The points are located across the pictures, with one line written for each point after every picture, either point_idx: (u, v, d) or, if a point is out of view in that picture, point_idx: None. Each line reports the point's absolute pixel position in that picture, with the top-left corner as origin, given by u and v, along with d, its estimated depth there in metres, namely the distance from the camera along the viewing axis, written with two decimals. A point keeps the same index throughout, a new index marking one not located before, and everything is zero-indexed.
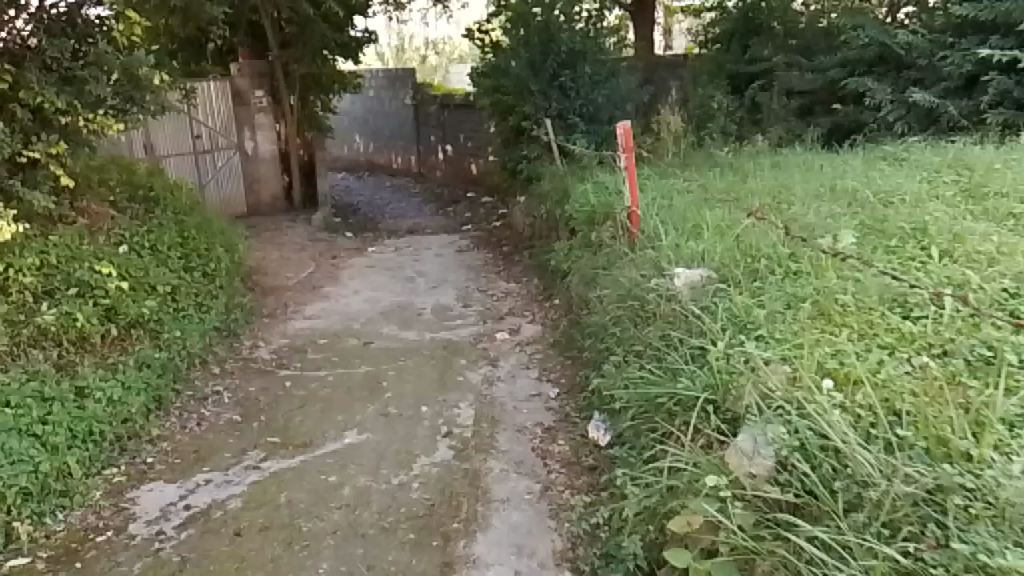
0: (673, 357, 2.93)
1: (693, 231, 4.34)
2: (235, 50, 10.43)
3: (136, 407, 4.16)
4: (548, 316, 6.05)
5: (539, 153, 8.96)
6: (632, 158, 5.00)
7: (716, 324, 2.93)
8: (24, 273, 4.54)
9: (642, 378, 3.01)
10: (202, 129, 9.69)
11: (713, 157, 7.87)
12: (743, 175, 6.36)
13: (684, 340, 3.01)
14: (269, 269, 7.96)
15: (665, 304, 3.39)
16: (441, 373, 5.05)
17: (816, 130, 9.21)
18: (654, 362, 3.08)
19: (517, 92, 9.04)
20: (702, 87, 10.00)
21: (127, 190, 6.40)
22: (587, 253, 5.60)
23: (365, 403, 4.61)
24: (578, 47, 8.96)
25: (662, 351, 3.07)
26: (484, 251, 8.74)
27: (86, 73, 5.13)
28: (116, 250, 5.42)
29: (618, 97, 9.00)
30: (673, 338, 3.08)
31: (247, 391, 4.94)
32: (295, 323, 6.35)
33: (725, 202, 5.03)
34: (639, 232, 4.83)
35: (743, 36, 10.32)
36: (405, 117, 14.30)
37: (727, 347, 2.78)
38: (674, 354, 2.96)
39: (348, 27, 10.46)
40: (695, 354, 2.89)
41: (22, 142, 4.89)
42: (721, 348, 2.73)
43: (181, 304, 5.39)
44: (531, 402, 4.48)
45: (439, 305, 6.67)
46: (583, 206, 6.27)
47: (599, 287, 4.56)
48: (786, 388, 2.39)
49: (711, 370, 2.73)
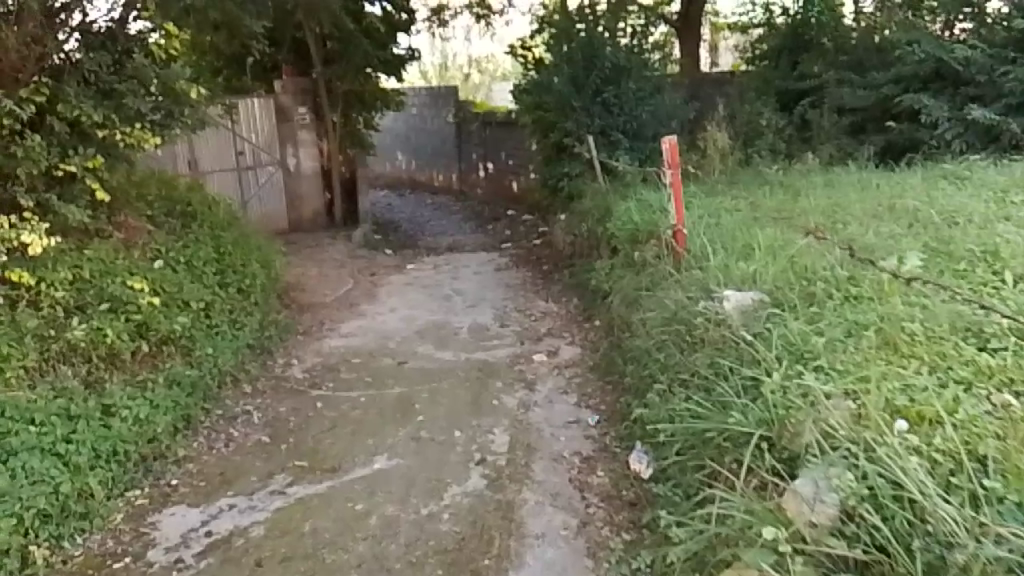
0: (723, 388, 2.71)
1: (743, 251, 4.12)
2: (279, 67, 10.47)
3: (163, 426, 4.06)
4: (588, 338, 5.85)
5: (581, 170, 8.78)
6: (678, 174, 4.79)
7: (770, 353, 2.70)
8: (56, 288, 4.48)
9: (689, 411, 2.79)
10: (245, 146, 9.71)
11: (762, 176, 7.62)
12: (794, 194, 6.11)
13: (734, 370, 2.79)
14: (306, 285, 7.88)
15: (713, 330, 3.18)
16: (475, 396, 4.87)
17: (869, 148, 8.90)
18: (702, 393, 2.86)
19: (559, 108, 8.89)
20: (749, 104, 9.75)
21: (165, 205, 6.38)
22: (629, 273, 5.40)
23: (397, 426, 4.45)
24: (622, 63, 8.80)
25: (710, 381, 2.85)
26: (523, 269, 8.57)
27: (125, 87, 5.13)
28: (151, 264, 5.38)
29: (662, 114, 8.81)
30: (722, 367, 2.86)
31: (278, 411, 4.82)
32: (329, 341, 6.23)
33: (776, 222, 4.80)
34: (684, 251, 4.62)
35: (792, 52, 10.06)
36: (447, 134, 14.26)
37: (783, 379, 2.55)
38: (724, 385, 2.74)
39: (391, 44, 10.44)
40: (746, 385, 2.67)
41: (59, 156, 4.87)
42: (776, 381, 2.51)
43: (214, 320, 5.33)
44: (568, 429, 4.29)
45: (475, 324, 6.50)
46: (625, 224, 6.07)
47: (643, 309, 4.35)
48: (852, 427, 2.17)
49: (765, 404, 2.50)
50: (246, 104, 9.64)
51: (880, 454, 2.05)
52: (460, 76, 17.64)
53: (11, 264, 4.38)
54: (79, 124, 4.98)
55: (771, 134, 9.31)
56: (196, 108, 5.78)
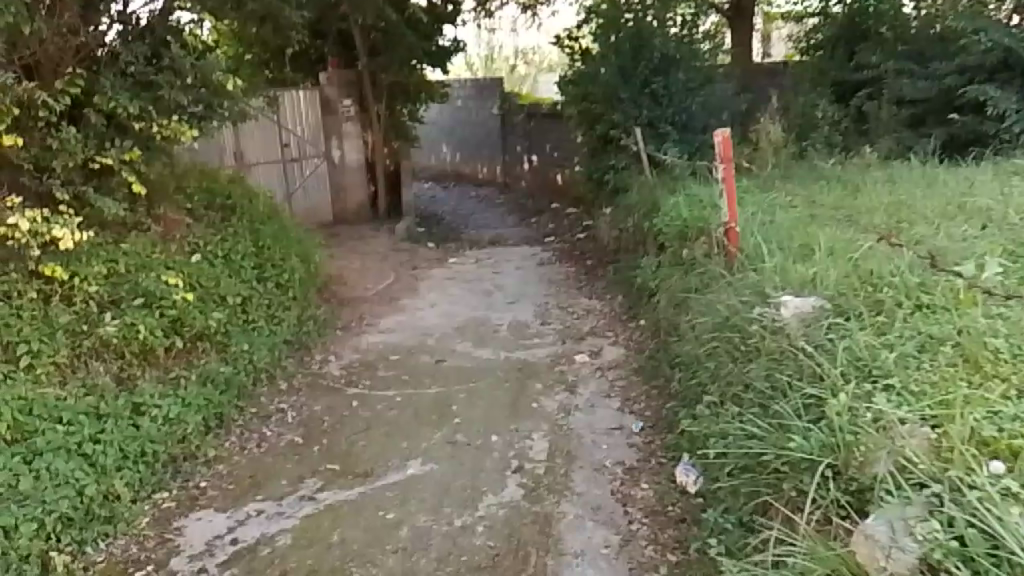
0: (781, 406, 2.47)
1: (801, 252, 3.87)
2: (325, 59, 10.41)
3: (194, 425, 3.97)
4: (632, 338, 5.63)
5: (628, 163, 8.53)
6: (731, 170, 4.56)
7: (835, 369, 2.46)
8: (90, 283, 4.41)
9: (744, 430, 2.57)
10: (290, 137, 9.63)
11: (818, 170, 7.29)
12: (852, 190, 5.80)
13: (795, 386, 2.57)
14: (347, 279, 7.79)
15: (769, 339, 2.95)
16: (514, 398, 4.69)
17: (931, 142, 8.48)
18: (757, 410, 2.64)
19: (606, 100, 8.65)
20: (802, 96, 9.38)
21: (204, 197, 6.32)
22: (677, 271, 5.16)
23: (432, 429, 4.30)
24: (672, 53, 8.52)
25: (768, 397, 2.62)
26: (567, 264, 8.37)
27: (162, 78, 5.01)
28: (189, 258, 5.30)
29: (713, 105, 8.51)
30: (781, 382, 2.63)
31: (313, 409, 4.70)
32: (367, 337, 6.11)
33: (834, 221, 4.53)
34: (737, 250, 4.41)
35: (850, 42, 9.66)
36: (491, 126, 14.10)
37: (851, 399, 2.31)
38: (782, 403, 2.50)
39: (436, 35, 10.30)
40: (808, 403, 2.44)
41: (96, 148, 4.84)
42: (843, 401, 2.27)
43: (251, 316, 5.23)
44: (611, 436, 4.10)
45: (516, 322, 6.33)
46: (673, 221, 5.83)
47: (692, 312, 4.14)
48: (933, 464, 1.93)
49: (829, 427, 2.27)
50: (292, 96, 9.56)
51: (969, 498, 1.81)
52: (505, 68, 17.44)
53: (45, 259, 4.33)
54: (115, 115, 4.92)
55: (826, 126, 8.94)
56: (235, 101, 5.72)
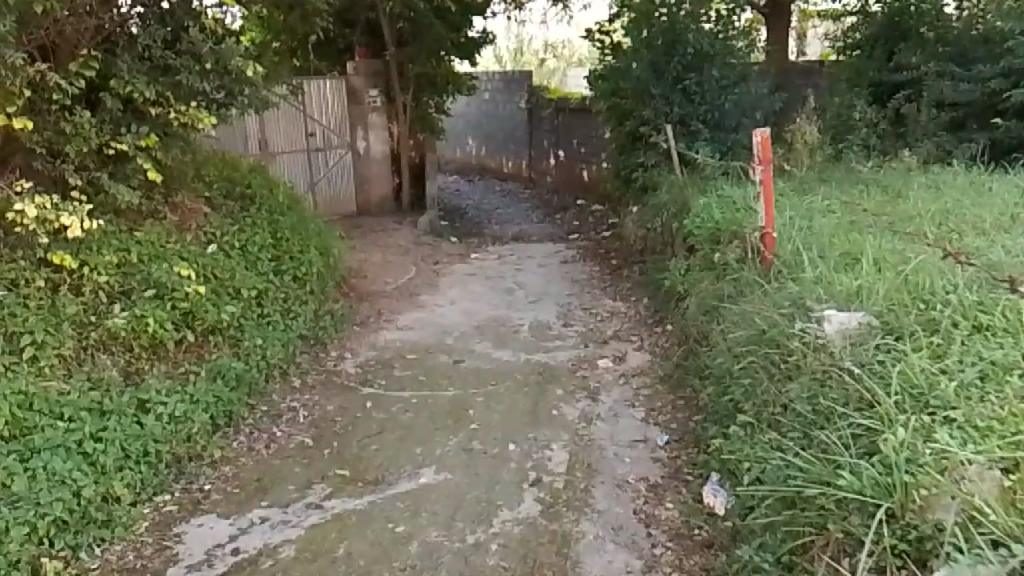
0: (827, 436, 2.29)
1: (843, 263, 3.64)
2: (352, 48, 10.28)
3: (200, 424, 3.84)
4: (658, 344, 5.42)
5: (657, 160, 8.33)
6: (769, 171, 4.34)
7: (889, 397, 2.28)
8: (99, 272, 4.29)
9: (785, 459, 2.38)
10: (316, 127, 9.49)
11: (855, 174, 7.02)
12: (891, 196, 5.54)
13: (844, 414, 2.37)
14: (367, 272, 7.64)
15: (813, 359, 2.75)
16: (533, 404, 4.51)
17: (972, 147, 8.16)
18: (801, 440, 2.45)
19: (637, 96, 8.43)
20: (839, 97, 9.09)
21: (224, 186, 6.18)
22: (708, 276, 4.94)
23: (447, 435, 4.12)
24: (706, 49, 8.19)
25: (813, 425, 2.44)
26: (591, 263, 8.16)
27: (179, 63, 4.87)
28: (204, 249, 5.16)
29: (746, 104, 8.25)
30: (828, 408, 2.45)
31: (325, 409, 4.55)
32: (385, 334, 5.95)
33: (875, 229, 4.30)
34: (773, 257, 4.22)
35: (889, 41, 9.31)
36: (518, 121, 13.89)
37: (908, 433, 2.12)
38: (829, 432, 2.32)
39: (465, 26, 10.11)
40: (858, 436, 2.25)
41: (111, 134, 4.70)
42: (901, 437, 2.08)
43: (266, 309, 5.08)
44: (634, 449, 3.91)
45: (538, 322, 6.14)
46: (704, 223, 5.60)
47: (725, 321, 3.94)
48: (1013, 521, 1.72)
49: (884, 466, 2.08)
50: (317, 84, 9.42)
51: None
52: (535, 61, 17.22)
53: (54, 247, 4.21)
54: (132, 100, 4.79)
55: (864, 128, 8.65)
56: (257, 89, 5.58)
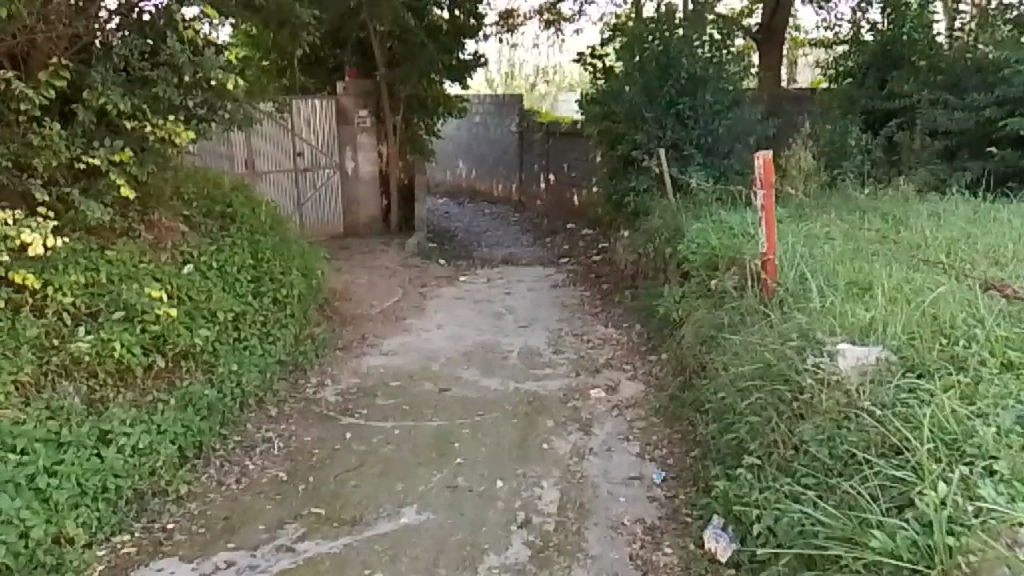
0: (857, 491, 2.14)
1: (852, 295, 3.46)
2: (342, 67, 10.11)
3: (166, 457, 3.60)
4: (652, 374, 5.22)
5: (650, 185, 8.18)
6: (771, 196, 4.17)
7: (925, 447, 2.14)
8: (65, 292, 4.03)
9: (809, 514, 2.22)
10: (303, 146, 9.28)
11: (851, 201, 6.87)
12: (891, 224, 5.38)
13: (872, 465, 2.21)
14: (352, 295, 7.42)
15: (829, 396, 2.57)
16: (522, 437, 4.27)
17: (966, 176, 8.07)
18: (822, 491, 2.29)
19: (629, 120, 8.27)
20: (831, 123, 8.97)
21: (203, 203, 5.95)
22: (706, 303, 4.75)
23: (431, 470, 3.88)
24: (700, 73, 8.04)
25: (839, 476, 2.28)
26: (582, 288, 7.97)
27: (156, 74, 4.62)
28: (180, 270, 4.92)
29: (740, 129, 8.12)
30: (855, 458, 2.29)
31: (302, 440, 4.32)
32: (368, 360, 5.71)
33: (880, 259, 4.12)
34: (775, 284, 4.05)
35: (881, 69, 9.11)
36: (509, 143, 13.75)
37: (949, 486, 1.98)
38: (859, 485, 2.17)
39: (456, 49, 9.97)
40: (890, 489, 2.11)
41: (84, 147, 4.46)
42: (941, 492, 1.95)
43: (242, 333, 4.85)
44: (629, 488, 3.69)
45: (527, 349, 5.92)
46: (700, 248, 5.41)
47: (726, 352, 3.74)
48: None
49: (924, 525, 1.93)
50: (305, 103, 9.21)
51: None
52: (526, 85, 17.13)
53: (16, 265, 3.94)
54: (106, 114, 4.57)
55: (859, 155, 8.52)
56: (238, 105, 5.37)
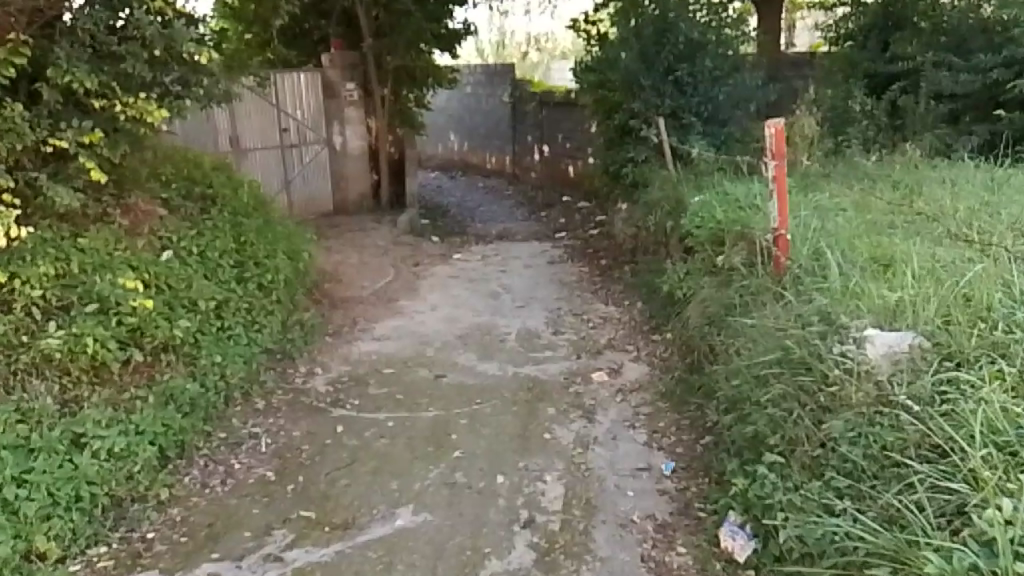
0: (907, 501, 2.03)
1: (873, 275, 3.24)
2: (327, 39, 9.77)
3: (146, 459, 3.37)
4: (655, 355, 5.00)
5: (648, 155, 7.91)
6: (783, 167, 3.94)
7: (978, 450, 2.03)
8: (33, 285, 3.79)
9: (852, 524, 2.09)
10: (289, 122, 8.98)
11: (857, 169, 6.61)
12: (902, 194, 5.12)
13: (916, 473, 2.10)
14: (344, 276, 7.17)
15: (862, 389, 2.43)
16: (523, 427, 4.06)
17: (974, 139, 7.82)
18: (857, 500, 2.17)
19: (625, 88, 7.97)
20: (833, 88, 8.67)
21: (183, 184, 5.67)
22: (712, 281, 4.52)
23: (427, 466, 3.67)
24: (698, 38, 7.72)
25: (880, 479, 2.16)
26: (580, 263, 7.74)
27: (124, 49, 4.33)
28: (158, 256, 4.66)
29: (740, 97, 7.84)
30: (898, 463, 2.16)
31: (291, 435, 4.10)
32: (360, 345, 5.49)
33: (898, 234, 3.90)
34: (787, 261, 3.85)
35: (883, 31, 8.82)
36: (502, 115, 13.42)
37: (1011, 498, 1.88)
38: (909, 495, 2.06)
39: (445, 18, 9.64)
40: (938, 499, 2.00)
41: (50, 129, 4.18)
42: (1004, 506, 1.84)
43: (226, 322, 4.61)
44: (636, 481, 3.49)
45: (525, 330, 5.69)
46: (705, 221, 5.16)
47: (739, 336, 3.53)
48: None
49: (985, 547, 1.80)
50: (290, 77, 8.91)
51: None
52: (517, 54, 16.77)
53: None
54: (73, 93, 4.29)
55: (862, 121, 8.24)
56: (216, 80, 5.06)
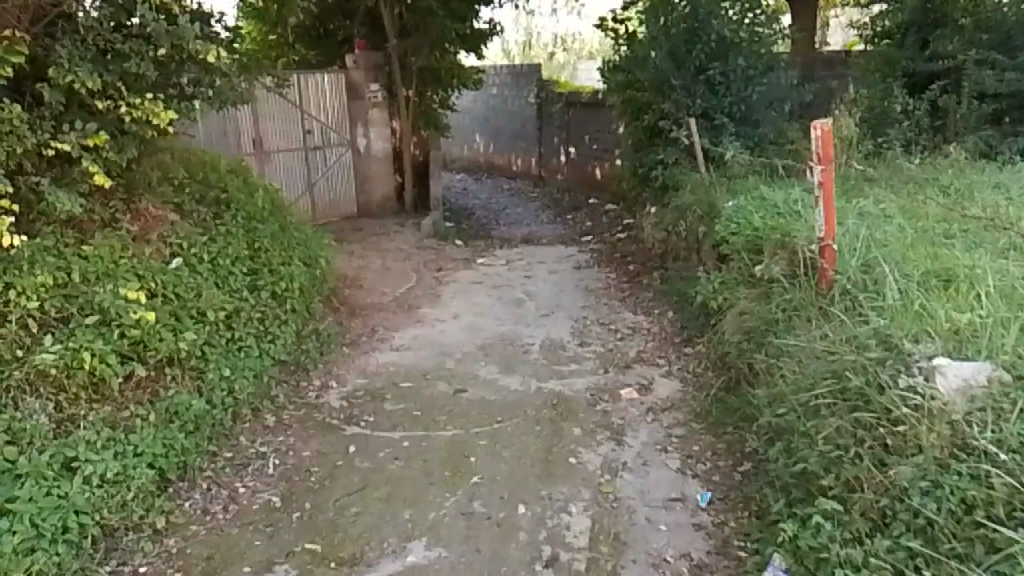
0: None
1: (936, 297, 2.96)
2: (350, 39, 9.54)
3: (142, 485, 3.16)
4: (689, 370, 4.70)
5: (679, 158, 7.60)
6: (830, 172, 3.62)
7: None
8: (29, 296, 3.57)
9: None
10: (312, 123, 8.77)
11: (900, 172, 6.28)
12: (951, 200, 4.80)
13: (1016, 543, 1.88)
14: (363, 282, 6.96)
15: (935, 430, 2.23)
16: (546, 450, 3.78)
17: (1020, 141, 7.48)
18: (936, 570, 1.96)
19: (655, 88, 7.65)
20: (871, 88, 8.30)
21: (197, 188, 5.45)
22: (750, 293, 4.22)
23: (443, 492, 3.42)
24: (731, 37, 7.39)
25: (961, 542, 1.98)
26: (607, 269, 7.46)
27: (128, 47, 4.12)
28: (166, 264, 4.43)
29: (774, 97, 7.52)
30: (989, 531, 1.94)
31: (301, 455, 3.87)
32: (378, 356, 5.26)
33: (956, 248, 3.59)
34: (834, 274, 3.55)
35: (922, 29, 8.28)
36: (528, 116, 13.14)
37: None
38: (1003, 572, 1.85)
39: (472, 19, 9.39)
40: None
41: (52, 133, 3.99)
42: None
43: (236, 333, 4.39)
44: (669, 513, 3.21)
45: (550, 341, 5.42)
46: (741, 228, 4.84)
47: (784, 356, 3.23)
48: None
49: None
50: (312, 77, 8.69)
51: None
52: (543, 54, 16.51)
53: None
54: (77, 94, 4.09)
55: (903, 122, 7.87)
56: (224, 82, 4.85)
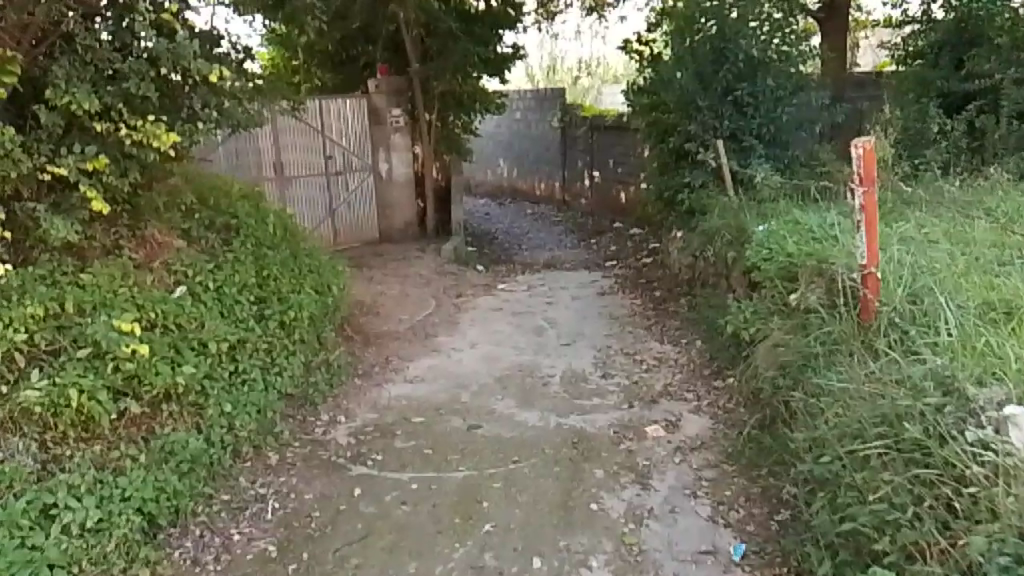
0: None
1: (999, 339, 2.66)
2: (370, 62, 9.39)
3: (126, 534, 2.93)
4: (719, 406, 4.40)
5: (706, 181, 7.33)
6: (874, 194, 3.33)
7: None
8: (18, 329, 3.33)
9: None
10: (333, 149, 8.63)
11: (940, 195, 5.95)
12: (1000, 224, 4.46)
13: None
14: (380, 309, 6.74)
15: (1013, 494, 1.97)
16: (566, 495, 3.50)
17: None
18: None
19: (681, 109, 7.39)
20: (905, 109, 7.98)
21: (207, 212, 5.25)
22: (785, 323, 3.93)
23: (451, 542, 3.16)
24: (760, 56, 7.13)
25: None
26: (632, 295, 7.18)
27: (129, 66, 3.93)
28: (169, 293, 4.21)
29: (804, 117, 7.23)
30: None
31: (303, 498, 3.63)
32: (390, 389, 5.02)
33: (1013, 279, 3.28)
34: (877, 306, 3.25)
35: (957, 47, 8.00)
36: (551, 140, 12.95)
37: None
38: None
39: (495, 43, 9.22)
40: None
41: (50, 156, 3.81)
42: None
43: (241, 366, 4.16)
44: (699, 569, 2.92)
45: (570, 372, 5.15)
46: (773, 254, 4.55)
47: (825, 396, 2.94)
48: None
49: None
50: (332, 103, 8.55)
51: None
52: (568, 79, 16.39)
53: None
54: (77, 116, 3.92)
55: (941, 142, 7.52)
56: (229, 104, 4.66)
